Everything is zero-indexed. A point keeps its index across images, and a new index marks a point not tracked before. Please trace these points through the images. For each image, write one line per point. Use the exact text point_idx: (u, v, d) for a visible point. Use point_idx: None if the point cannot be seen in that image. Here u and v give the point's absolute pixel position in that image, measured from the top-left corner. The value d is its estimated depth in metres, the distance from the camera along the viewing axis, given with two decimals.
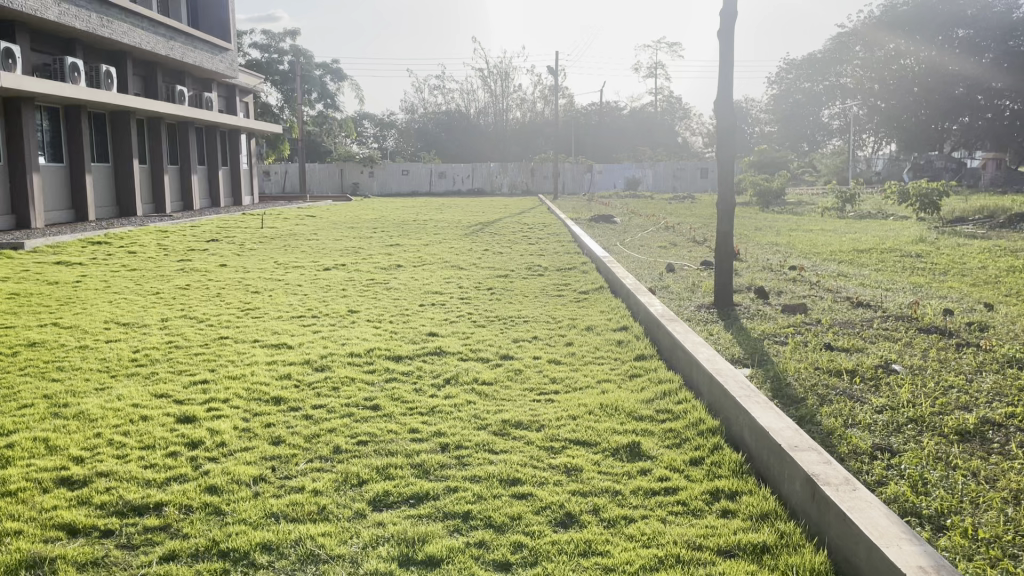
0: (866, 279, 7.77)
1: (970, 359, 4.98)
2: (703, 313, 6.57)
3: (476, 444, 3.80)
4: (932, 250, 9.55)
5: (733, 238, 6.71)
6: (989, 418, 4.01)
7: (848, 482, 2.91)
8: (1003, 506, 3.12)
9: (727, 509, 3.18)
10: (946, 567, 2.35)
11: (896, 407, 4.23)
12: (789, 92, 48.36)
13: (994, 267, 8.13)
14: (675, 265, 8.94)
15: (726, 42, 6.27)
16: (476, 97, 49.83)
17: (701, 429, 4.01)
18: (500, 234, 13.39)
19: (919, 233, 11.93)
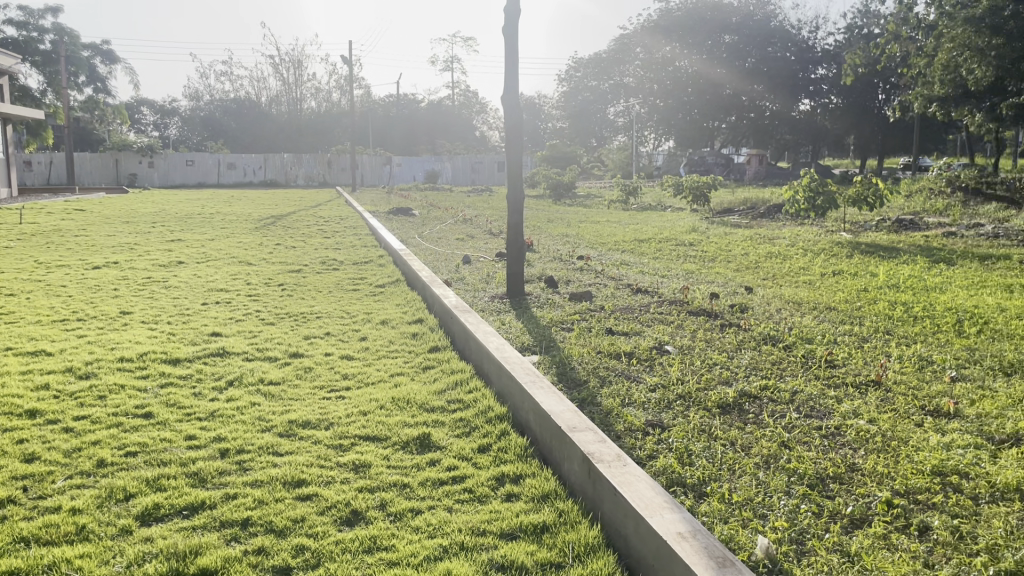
0: (645, 267, 8.29)
1: (731, 338, 5.45)
2: (496, 303, 6.71)
3: (258, 448, 3.65)
4: (702, 239, 10.37)
5: (523, 229, 6.90)
6: (746, 391, 4.42)
7: (619, 458, 3.09)
8: (756, 470, 3.44)
9: (511, 494, 3.27)
10: (700, 530, 2.56)
11: (667, 384, 4.56)
12: (578, 89, 50.61)
13: (754, 254, 8.95)
14: (471, 257, 9.07)
15: (509, 38, 6.43)
16: (267, 85, 47.85)
17: (490, 416, 4.10)
18: (293, 227, 12.95)
19: (691, 223, 12.91)
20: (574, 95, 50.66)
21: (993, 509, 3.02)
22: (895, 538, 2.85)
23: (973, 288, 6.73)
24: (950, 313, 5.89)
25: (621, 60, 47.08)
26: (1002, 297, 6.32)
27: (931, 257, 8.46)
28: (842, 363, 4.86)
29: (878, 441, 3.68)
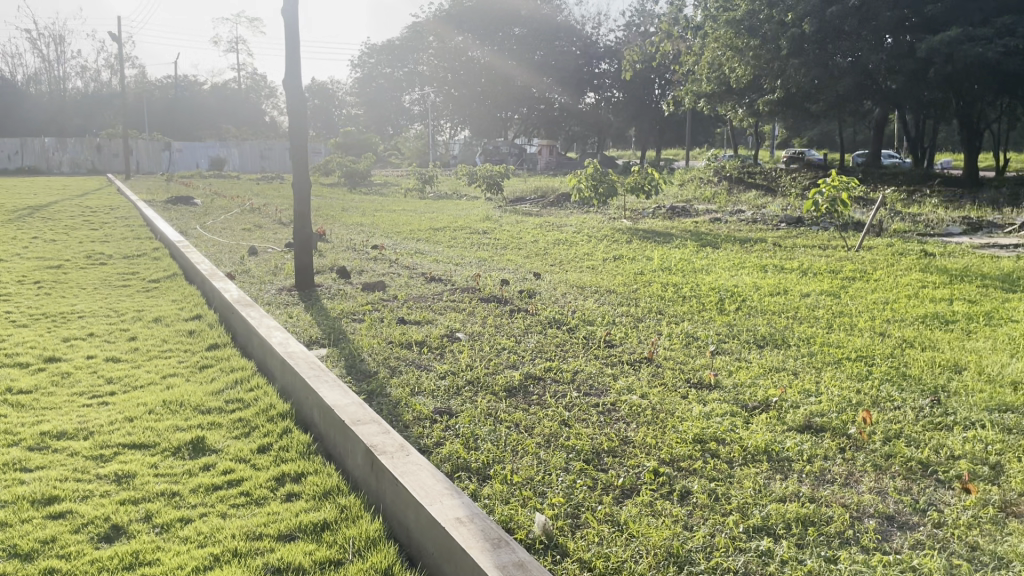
0: (439, 255, 8.33)
1: (520, 323, 5.60)
2: (283, 296, 6.46)
3: (2, 465, 3.27)
4: (495, 227, 10.58)
5: (311, 218, 6.68)
6: (531, 372, 4.56)
7: (401, 448, 3.07)
8: (538, 450, 3.55)
9: (291, 493, 3.15)
10: (479, 513, 2.60)
11: (456, 371, 4.60)
12: (373, 76, 49.93)
13: (543, 241, 9.25)
14: (257, 248, 8.68)
15: (289, 21, 6.18)
16: (23, 61, 43.14)
17: (271, 414, 3.93)
18: (52, 218, 11.75)
19: (485, 211, 13.12)
20: (369, 82, 49.91)
21: (744, 470, 3.31)
22: (659, 504, 3.04)
23: (733, 269, 7.37)
24: (714, 292, 6.40)
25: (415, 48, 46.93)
26: (757, 277, 6.97)
27: (699, 241, 9.17)
28: (620, 342, 5.15)
29: (648, 414, 3.93)
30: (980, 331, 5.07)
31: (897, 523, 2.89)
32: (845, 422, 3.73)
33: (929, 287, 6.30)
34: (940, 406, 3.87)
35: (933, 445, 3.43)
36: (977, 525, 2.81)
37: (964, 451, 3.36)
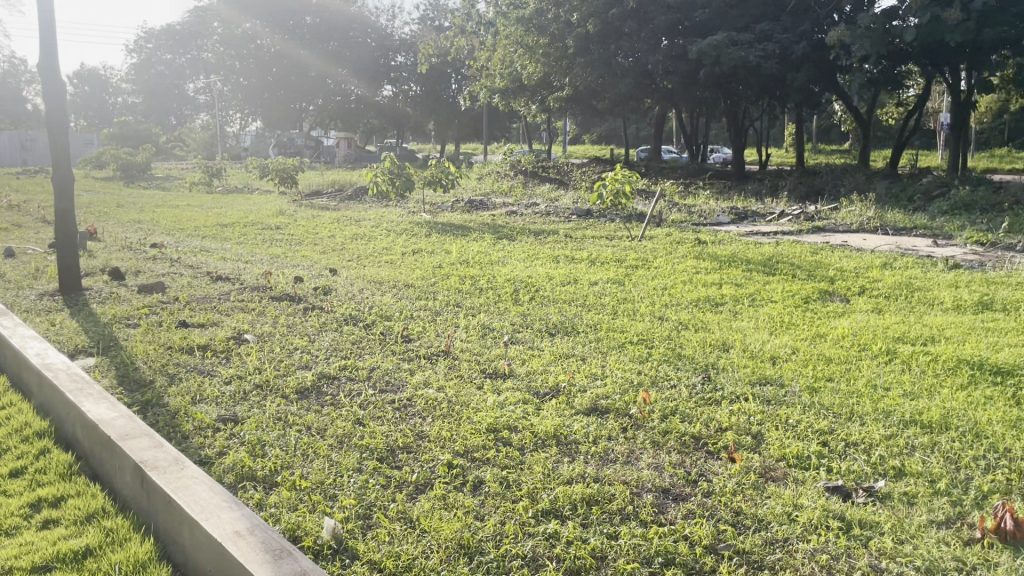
0: (227, 253, 7.89)
1: (314, 321, 5.42)
2: (45, 302, 5.84)
3: None
4: (288, 222, 10.21)
5: (75, 216, 6.07)
6: (324, 372, 4.42)
7: (176, 462, 2.85)
8: (329, 452, 3.44)
9: (49, 520, 2.85)
10: (260, 525, 2.46)
11: (243, 375, 4.37)
12: (152, 63, 46.58)
13: (339, 236, 9.04)
14: (14, 249, 7.80)
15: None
16: None
17: (27, 435, 3.53)
18: None
19: (277, 206, 12.63)
20: (148, 68, 46.52)
21: (534, 456, 3.39)
22: (452, 497, 3.04)
23: (527, 260, 7.57)
24: (509, 284, 6.53)
25: (199, 34, 44.28)
26: (549, 268, 7.19)
27: (495, 234, 9.35)
28: (416, 337, 5.12)
29: (443, 407, 3.93)
30: (745, 312, 5.54)
31: (672, 496, 3.07)
32: (628, 402, 3.93)
33: (702, 273, 6.80)
34: (710, 382, 4.18)
35: (704, 419, 3.69)
36: (740, 491, 3.05)
37: (730, 423, 3.64)
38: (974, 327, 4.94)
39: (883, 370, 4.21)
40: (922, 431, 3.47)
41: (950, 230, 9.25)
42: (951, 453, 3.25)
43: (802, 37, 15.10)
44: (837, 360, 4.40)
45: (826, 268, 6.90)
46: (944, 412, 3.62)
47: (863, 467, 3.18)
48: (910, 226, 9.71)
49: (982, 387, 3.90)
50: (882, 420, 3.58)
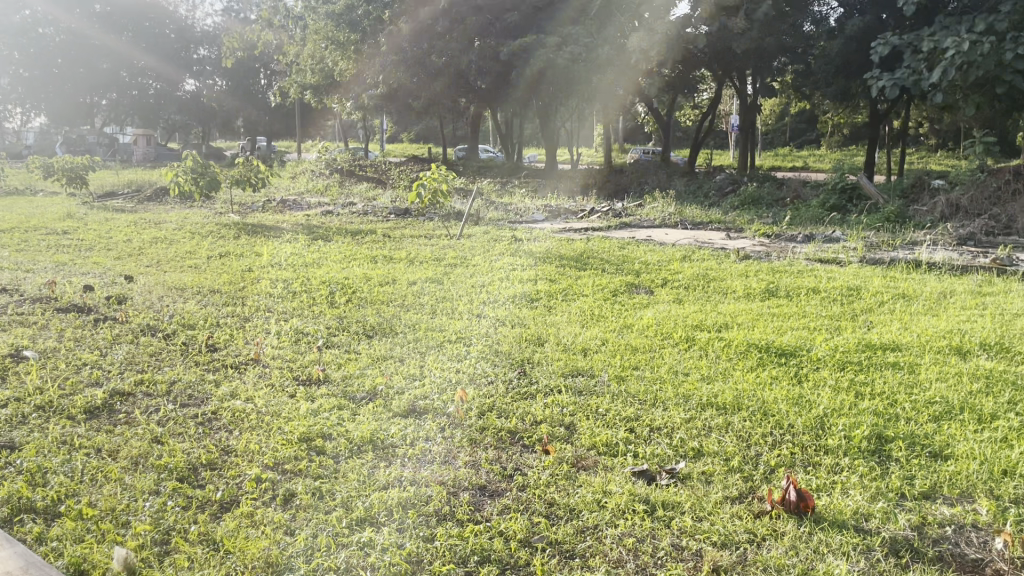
0: (2, 262, 7.13)
1: (106, 333, 5.00)
2: None
3: None
4: (77, 226, 9.38)
5: None
6: (118, 389, 4.07)
7: None
8: (122, 475, 3.18)
9: None
10: (36, 563, 2.21)
11: (22, 397, 3.94)
12: None
13: (137, 239, 8.42)
14: None
15: None
16: None
17: None
18: None
19: (65, 209, 11.58)
20: None
21: (349, 463, 3.29)
22: (259, 513, 2.89)
23: (343, 261, 7.39)
24: (325, 286, 6.33)
25: None
26: (366, 268, 7.05)
27: (310, 234, 9.07)
28: (223, 345, 4.85)
29: (252, 419, 3.74)
30: (558, 306, 5.69)
31: (488, 492, 3.08)
32: (445, 401, 3.92)
33: (518, 270, 6.93)
34: (526, 377, 4.25)
35: (519, 414, 3.74)
36: (553, 482, 3.11)
37: (544, 416, 3.71)
38: (762, 313, 5.35)
39: (683, 356, 4.46)
40: (718, 413, 3.69)
41: (742, 223, 9.99)
42: (743, 431, 3.48)
43: (606, 41, 15.80)
44: (642, 349, 4.61)
45: (633, 261, 7.25)
46: (736, 393, 3.88)
47: (667, 450, 3.34)
48: (707, 220, 10.39)
49: (768, 368, 4.22)
50: (683, 404, 3.79)
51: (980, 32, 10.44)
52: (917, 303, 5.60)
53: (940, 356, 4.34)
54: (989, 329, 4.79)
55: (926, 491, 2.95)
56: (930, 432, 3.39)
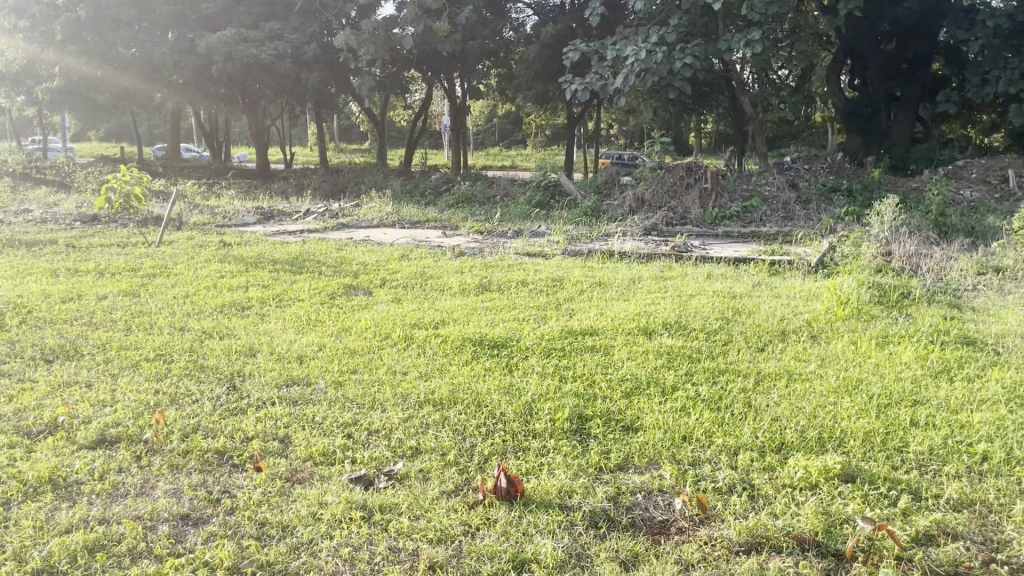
0: None
1: None
2: None
3: None
4: None
5: None
6: None
7: None
8: None
9: None
10: None
11: None
12: None
13: None
14: None
15: None
16: None
17: None
18: None
19: None
20: None
21: (24, 508, 2.87)
22: None
23: (18, 277, 6.49)
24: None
25: None
26: (47, 284, 6.25)
27: None
28: None
29: None
30: (271, 313, 5.45)
31: (191, 521, 2.85)
32: (141, 427, 3.56)
33: (225, 277, 6.53)
34: (235, 392, 3.99)
35: (227, 432, 3.51)
36: (265, 501, 2.95)
37: (255, 431, 3.51)
38: (476, 308, 5.53)
39: (401, 356, 4.46)
40: (435, 408, 3.74)
41: (456, 221, 10.26)
42: (458, 425, 3.56)
43: (313, 38, 15.45)
44: (360, 351, 4.55)
45: (350, 263, 7.15)
46: (451, 388, 3.95)
47: (384, 452, 3.31)
48: (423, 219, 10.54)
49: (482, 360, 4.36)
50: (400, 404, 3.78)
51: (653, 42, 11.56)
52: (611, 290, 6.11)
53: (630, 337, 4.78)
54: (669, 310, 5.36)
55: (620, 463, 3.22)
56: (623, 407, 3.70)
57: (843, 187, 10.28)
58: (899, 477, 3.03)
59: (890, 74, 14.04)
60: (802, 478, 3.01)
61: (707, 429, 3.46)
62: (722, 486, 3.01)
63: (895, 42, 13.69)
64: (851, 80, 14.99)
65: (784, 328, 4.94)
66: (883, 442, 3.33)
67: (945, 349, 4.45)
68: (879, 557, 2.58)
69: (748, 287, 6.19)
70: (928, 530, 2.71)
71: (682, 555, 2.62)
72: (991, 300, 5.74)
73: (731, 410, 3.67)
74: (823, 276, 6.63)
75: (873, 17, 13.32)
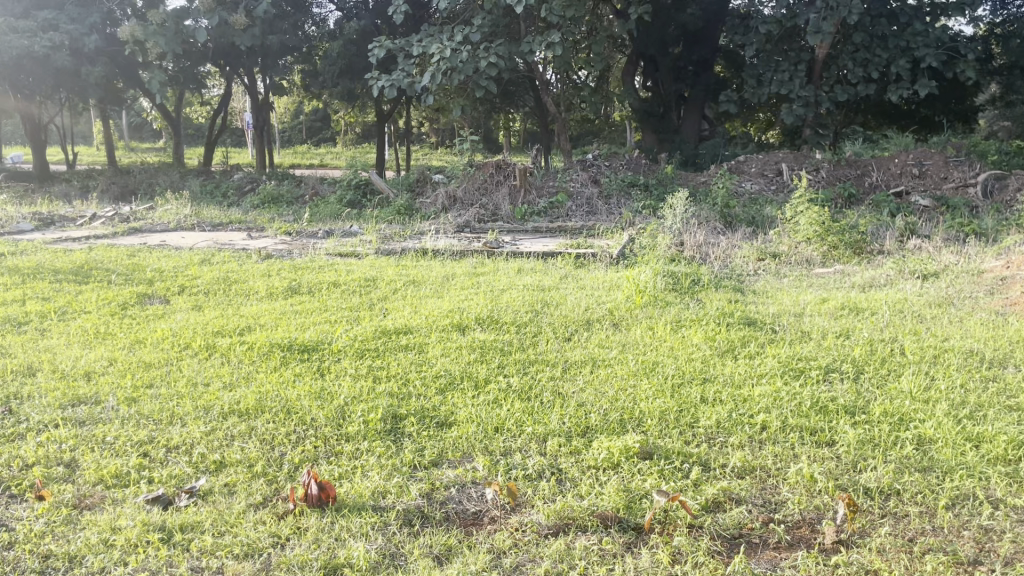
0: None
1: None
2: None
3: None
4: None
5: None
6: None
7: None
8: None
9: None
10: None
11: None
12: None
13: None
14: None
15: None
16: None
17: None
18: None
19: None
20: None
21: None
22: None
23: None
24: None
25: None
26: None
27: None
28: None
29: None
30: (54, 328, 5.00)
31: None
32: None
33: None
34: (11, 416, 3.64)
35: (4, 461, 3.19)
36: (49, 531, 2.72)
37: (37, 457, 3.22)
38: (285, 312, 5.36)
39: (203, 366, 4.23)
40: (241, 419, 3.58)
41: (262, 223, 9.89)
42: (266, 434, 3.44)
43: (93, 29, 14.28)
44: (157, 364, 4.28)
45: (144, 270, 6.70)
46: (258, 396, 3.79)
47: (185, 469, 3.15)
48: (226, 221, 10.06)
49: (291, 366, 4.23)
50: (202, 417, 3.60)
51: (457, 40, 11.67)
52: (425, 287, 6.13)
53: (444, 334, 4.81)
54: (482, 305, 5.46)
55: (433, 459, 3.24)
56: (437, 404, 3.73)
57: (641, 181, 10.86)
58: (691, 451, 3.26)
59: (678, 76, 15.14)
60: (605, 459, 3.18)
61: (517, 419, 3.56)
62: (532, 473, 3.12)
63: (681, 45, 14.72)
64: (643, 81, 15.97)
65: (589, 318, 5.18)
66: (677, 419, 3.57)
67: (730, 329, 4.85)
68: (674, 526, 2.78)
69: (555, 280, 6.42)
70: (716, 497, 2.94)
71: (494, 543, 2.68)
72: (769, 283, 6.30)
73: (541, 399, 3.80)
74: (624, 267, 7.01)
75: (661, 22, 14.20)
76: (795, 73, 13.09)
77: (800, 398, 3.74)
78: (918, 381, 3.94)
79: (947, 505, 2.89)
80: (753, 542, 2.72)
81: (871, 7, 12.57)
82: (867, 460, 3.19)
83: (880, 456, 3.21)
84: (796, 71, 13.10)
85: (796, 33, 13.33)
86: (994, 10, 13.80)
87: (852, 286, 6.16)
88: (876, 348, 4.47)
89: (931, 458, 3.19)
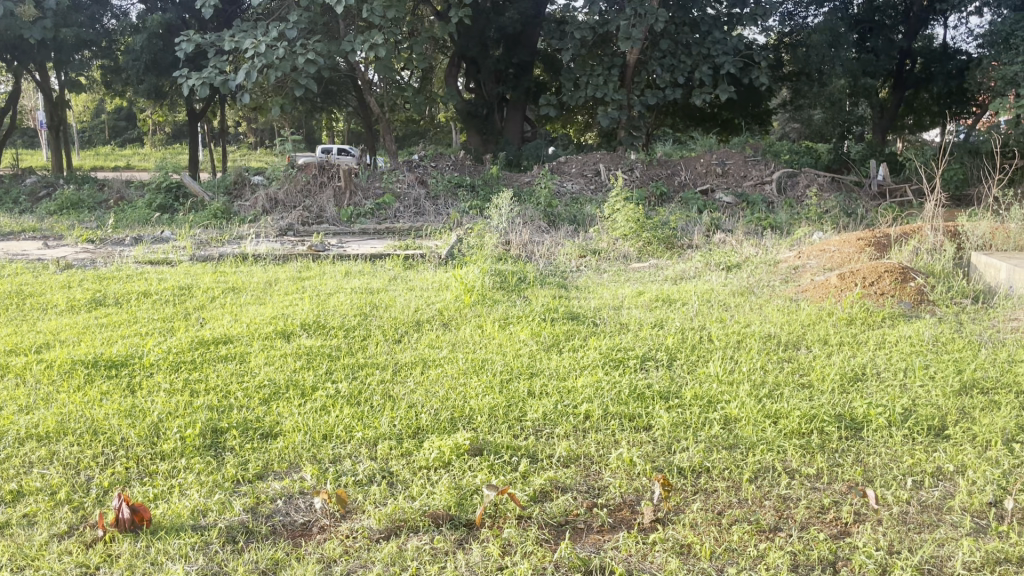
0: None
1: None
2: None
3: None
4: None
5: None
6: None
7: None
8: None
9: None
10: None
11: None
12: None
13: None
14: None
15: None
16: None
17: None
18: None
19: None
20: None
21: None
22: None
23: None
24: None
25: None
26: None
27: None
28: None
29: None
30: None
31: None
32: None
33: None
34: None
35: None
36: None
37: None
38: (89, 326, 4.98)
39: None
40: (39, 444, 3.30)
41: (60, 230, 9.16)
42: (70, 458, 3.18)
43: None
44: None
45: None
46: (60, 418, 3.50)
47: None
48: (16, 229, 9.20)
49: (97, 384, 3.94)
50: None
51: (272, 36, 11.25)
52: (245, 294, 5.89)
53: (267, 341, 4.65)
54: (307, 311, 5.31)
55: (258, 472, 3.14)
56: (261, 415, 3.60)
57: (467, 181, 10.98)
58: (519, 444, 3.35)
59: (499, 78, 15.42)
60: (436, 458, 3.19)
61: (347, 424, 3.50)
62: (362, 478, 3.08)
63: (501, 49, 14.96)
64: (466, 83, 16.05)
65: (417, 319, 5.18)
66: (506, 414, 3.65)
67: (554, 324, 5.01)
68: (504, 519, 2.84)
69: (384, 282, 6.37)
70: (544, 487, 3.04)
71: (324, 553, 2.63)
72: (590, 279, 6.55)
73: (370, 403, 3.76)
74: (452, 267, 7.06)
75: (480, 24, 14.37)
76: (610, 77, 13.62)
77: (620, 386, 3.94)
78: (724, 365, 4.24)
79: (750, 479, 3.13)
80: (578, 528, 2.84)
81: (675, 16, 13.37)
82: (680, 442, 3.40)
83: (691, 437, 3.43)
84: (609, 75, 13.65)
85: (608, 40, 14.11)
86: (783, 21, 15.47)
87: (665, 279, 6.54)
88: (687, 336, 4.77)
89: (736, 436, 3.46)
